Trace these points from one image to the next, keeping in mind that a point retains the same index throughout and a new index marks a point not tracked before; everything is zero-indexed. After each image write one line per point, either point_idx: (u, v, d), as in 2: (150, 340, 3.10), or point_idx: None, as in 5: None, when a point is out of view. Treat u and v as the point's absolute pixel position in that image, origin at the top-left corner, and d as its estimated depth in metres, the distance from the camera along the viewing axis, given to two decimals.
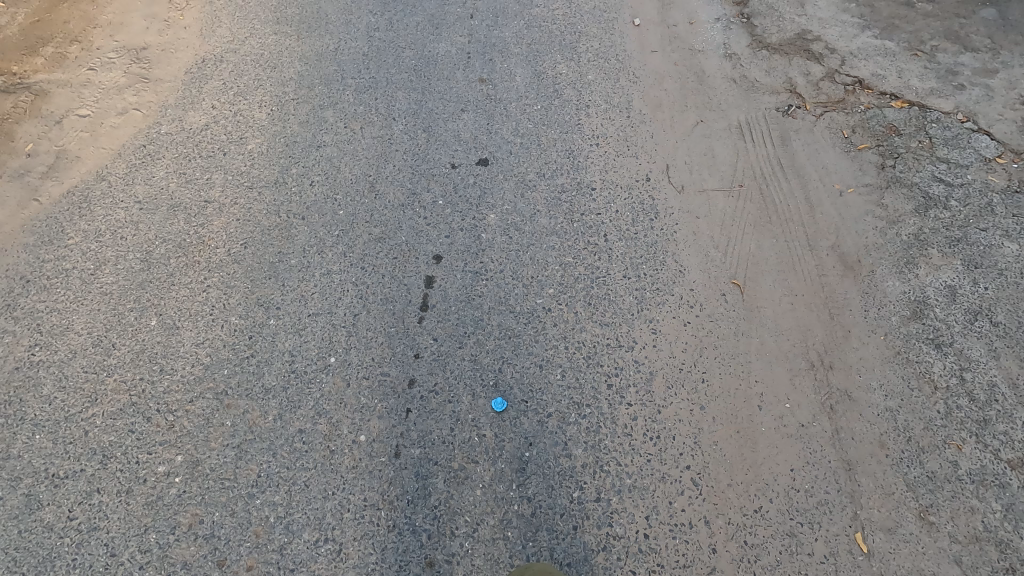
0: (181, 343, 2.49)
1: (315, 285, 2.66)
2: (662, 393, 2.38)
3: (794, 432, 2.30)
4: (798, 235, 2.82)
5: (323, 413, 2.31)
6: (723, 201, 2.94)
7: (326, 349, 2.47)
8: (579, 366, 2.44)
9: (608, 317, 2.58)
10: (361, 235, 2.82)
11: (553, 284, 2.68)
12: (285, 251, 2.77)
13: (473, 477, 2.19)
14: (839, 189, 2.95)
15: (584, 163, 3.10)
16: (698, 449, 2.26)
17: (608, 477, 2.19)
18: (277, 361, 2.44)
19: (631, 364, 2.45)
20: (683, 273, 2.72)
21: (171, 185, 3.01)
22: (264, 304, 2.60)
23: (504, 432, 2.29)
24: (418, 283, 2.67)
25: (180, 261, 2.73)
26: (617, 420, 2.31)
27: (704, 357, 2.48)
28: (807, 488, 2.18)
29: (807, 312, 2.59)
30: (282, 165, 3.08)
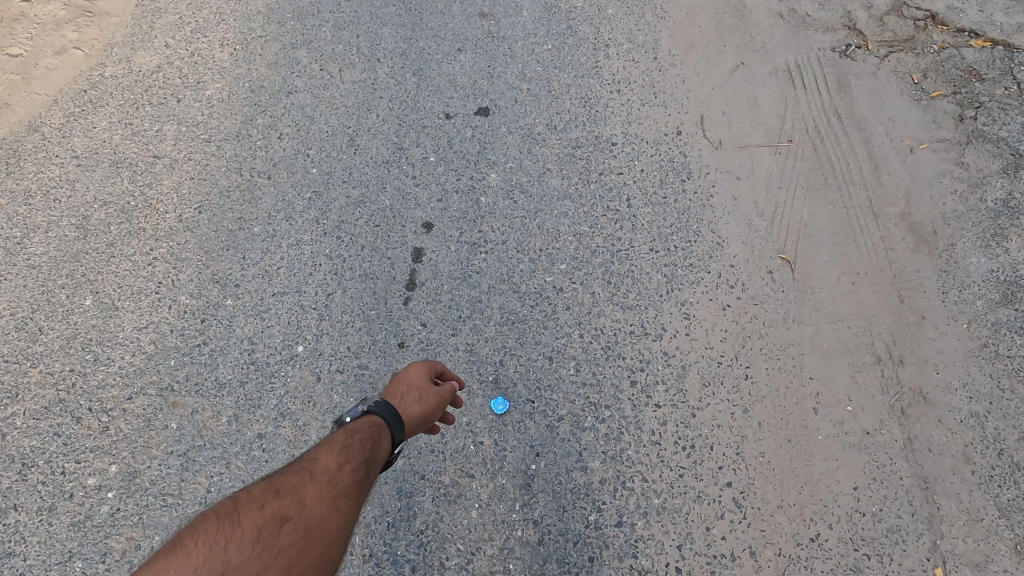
0: (120, 327, 2.08)
1: (281, 258, 2.23)
2: (697, 393, 1.97)
3: (857, 442, 1.90)
4: (860, 200, 2.34)
5: (287, 414, 1.92)
6: (769, 159, 2.46)
7: (293, 336, 2.07)
8: (597, 359, 2.02)
9: (631, 299, 2.15)
10: (338, 198, 2.37)
11: (566, 258, 2.24)
12: (246, 216, 2.32)
13: (467, 496, 1.81)
14: (910, 145, 2.45)
15: (603, 113, 2.60)
16: (741, 463, 1.86)
17: (632, 497, 1.80)
18: (234, 350, 2.04)
19: (659, 357, 2.03)
20: (722, 246, 2.27)
21: (114, 137, 2.54)
22: (220, 281, 2.17)
23: (506, 439, 1.89)
24: (404, 256, 2.24)
25: (121, 228, 2.30)
26: (643, 426, 1.91)
27: (747, 348, 2.05)
28: (875, 512, 1.80)
29: (871, 294, 2.15)
30: (246, 115, 2.60)
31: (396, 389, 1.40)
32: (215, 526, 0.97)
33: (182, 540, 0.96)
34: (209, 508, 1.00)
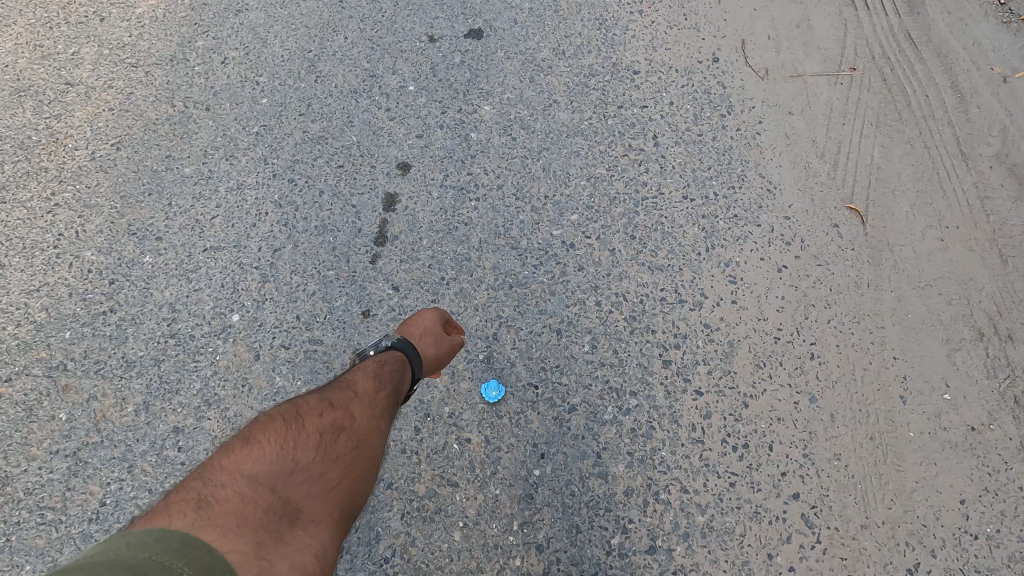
0: (4, 290, 1.62)
1: (217, 205, 1.76)
2: (748, 376, 1.52)
3: (960, 440, 1.46)
4: (944, 139, 1.88)
5: (213, 403, 1.47)
6: (827, 91, 1.99)
7: (227, 302, 1.60)
8: (619, 333, 1.57)
9: (661, 258, 1.69)
10: (292, 134, 1.89)
11: (578, 207, 1.77)
12: (177, 154, 1.85)
13: (449, 511, 1.37)
14: (1001, 75, 1.99)
15: (624, 37, 2.11)
16: (811, 467, 1.41)
17: (669, 514, 1.35)
18: (149, 319, 1.57)
19: (698, 331, 1.58)
20: (773, 193, 1.81)
21: (19, 61, 2.05)
22: (136, 233, 1.70)
23: (500, 436, 1.44)
24: (374, 204, 1.77)
25: (18, 169, 1.82)
26: (680, 420, 1.46)
27: (810, 321, 1.60)
28: (989, 533, 1.36)
29: (965, 253, 1.70)
30: (183, 35, 2.11)
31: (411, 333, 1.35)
32: (281, 427, 0.97)
33: (250, 435, 0.95)
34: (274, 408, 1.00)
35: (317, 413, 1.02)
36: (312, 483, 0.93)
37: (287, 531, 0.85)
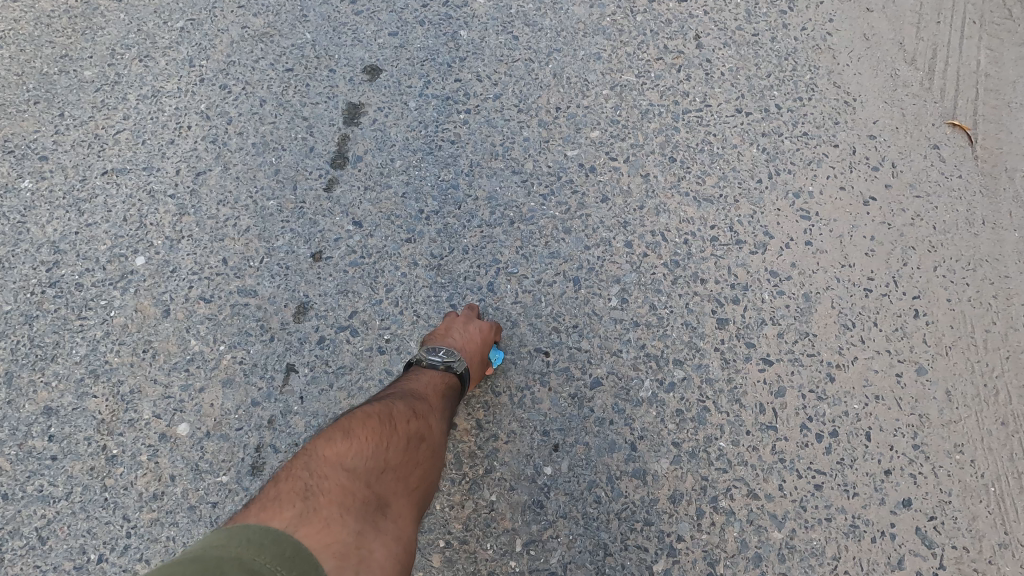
0: None
1: (123, 117, 1.33)
2: (833, 340, 1.12)
3: None
4: None
5: (103, 374, 1.07)
6: None
7: (131, 241, 1.19)
8: (657, 283, 1.17)
9: (710, 187, 1.28)
10: (226, 28, 1.45)
11: (599, 122, 1.35)
12: (74, 53, 1.41)
13: (427, 524, 0.99)
14: None
15: None
16: (924, 464, 1.03)
17: (731, 529, 0.98)
18: (23, 263, 1.17)
19: (763, 281, 1.18)
20: (853, 106, 1.39)
21: None
22: (14, 152, 1.29)
23: (498, 420, 1.05)
24: (331, 118, 1.35)
25: None
26: (743, 398, 1.07)
27: (912, 268, 1.20)
28: None
29: None
30: None
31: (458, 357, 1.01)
32: (373, 419, 0.82)
33: (344, 424, 0.80)
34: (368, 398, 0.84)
35: (404, 410, 0.87)
36: (402, 482, 0.81)
37: (381, 527, 0.74)
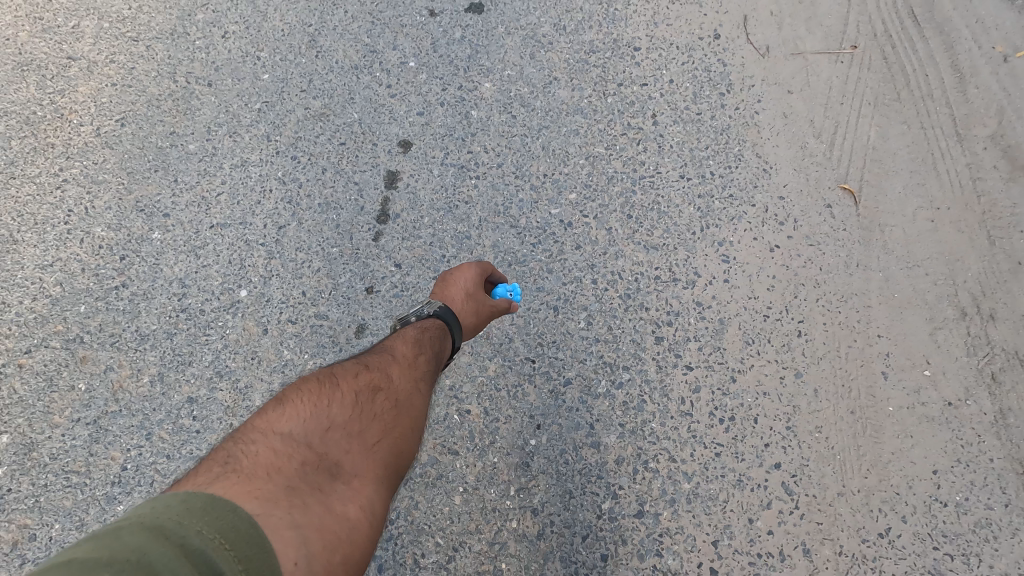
0: (19, 265, 1.67)
1: (222, 181, 1.79)
2: (737, 353, 1.57)
3: (936, 414, 1.52)
4: (940, 119, 1.89)
5: (225, 374, 1.54)
6: (829, 69, 1.99)
7: (235, 277, 1.66)
8: (613, 310, 1.62)
9: (656, 237, 1.73)
10: (295, 110, 1.91)
11: (576, 186, 1.80)
12: (181, 131, 1.87)
13: (450, 477, 1.45)
14: (1003, 53, 1.98)
15: (625, 13, 2.09)
16: (793, 439, 1.49)
17: (656, 481, 1.44)
18: (160, 294, 1.63)
19: (690, 309, 1.63)
20: (769, 172, 1.84)
21: (20, 34, 2.06)
22: (144, 209, 1.75)
23: (499, 407, 1.52)
24: (376, 182, 1.80)
25: (25, 144, 1.85)
26: (670, 393, 1.52)
27: (801, 300, 1.65)
28: (959, 501, 1.44)
29: (954, 235, 1.73)
30: (184, 9, 2.09)
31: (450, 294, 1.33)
32: (312, 392, 0.97)
33: (288, 400, 0.95)
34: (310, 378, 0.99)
35: (352, 381, 1.02)
36: (346, 441, 0.92)
37: (323, 484, 0.85)
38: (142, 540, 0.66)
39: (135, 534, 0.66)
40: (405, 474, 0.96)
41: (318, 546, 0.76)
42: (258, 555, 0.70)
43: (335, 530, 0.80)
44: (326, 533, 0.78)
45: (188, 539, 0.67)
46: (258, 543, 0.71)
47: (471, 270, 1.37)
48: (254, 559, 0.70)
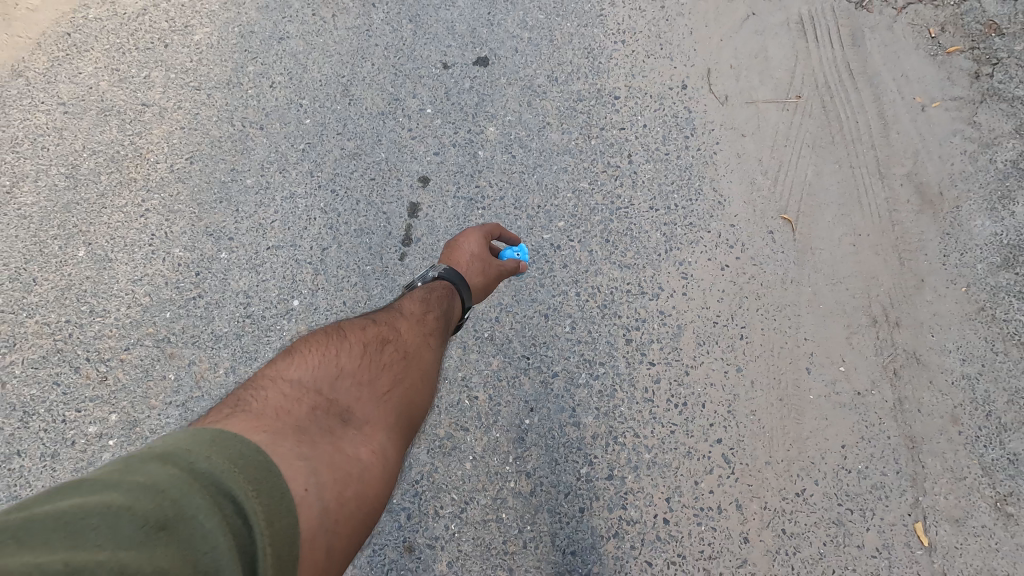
0: (114, 279, 2.07)
1: (275, 211, 2.19)
2: (691, 351, 1.97)
3: (847, 401, 1.92)
4: (866, 159, 2.28)
5: None
6: (777, 116, 2.37)
7: (289, 290, 2.07)
8: (592, 317, 2.02)
9: (629, 258, 2.12)
10: (332, 150, 2.31)
11: (564, 215, 2.20)
12: (239, 168, 2.27)
13: (462, 448, 1.85)
14: (921, 103, 2.37)
15: (607, 66, 2.46)
16: (732, 420, 1.88)
17: (624, 452, 1.84)
18: (229, 303, 2.04)
19: (655, 316, 2.03)
20: (723, 204, 2.22)
21: (102, 83, 2.46)
22: (213, 234, 2.15)
23: (500, 394, 1.92)
24: (401, 211, 2.20)
25: (112, 178, 2.25)
26: (637, 383, 1.93)
27: (744, 310, 2.04)
28: (861, 469, 1.83)
29: (872, 257, 2.11)
30: (238, 63, 2.49)
31: (459, 261, 1.66)
32: (320, 353, 1.17)
33: (298, 359, 1.15)
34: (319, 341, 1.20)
35: (356, 346, 1.22)
36: (350, 394, 1.11)
37: (331, 428, 1.03)
38: (152, 466, 0.79)
39: (146, 460, 0.80)
40: (405, 425, 1.15)
41: (326, 476, 0.93)
42: (264, 475, 0.85)
43: (343, 465, 0.97)
44: (334, 468, 0.95)
45: (195, 463, 0.81)
46: (265, 466, 0.86)
47: (474, 237, 1.70)
48: (262, 479, 0.84)
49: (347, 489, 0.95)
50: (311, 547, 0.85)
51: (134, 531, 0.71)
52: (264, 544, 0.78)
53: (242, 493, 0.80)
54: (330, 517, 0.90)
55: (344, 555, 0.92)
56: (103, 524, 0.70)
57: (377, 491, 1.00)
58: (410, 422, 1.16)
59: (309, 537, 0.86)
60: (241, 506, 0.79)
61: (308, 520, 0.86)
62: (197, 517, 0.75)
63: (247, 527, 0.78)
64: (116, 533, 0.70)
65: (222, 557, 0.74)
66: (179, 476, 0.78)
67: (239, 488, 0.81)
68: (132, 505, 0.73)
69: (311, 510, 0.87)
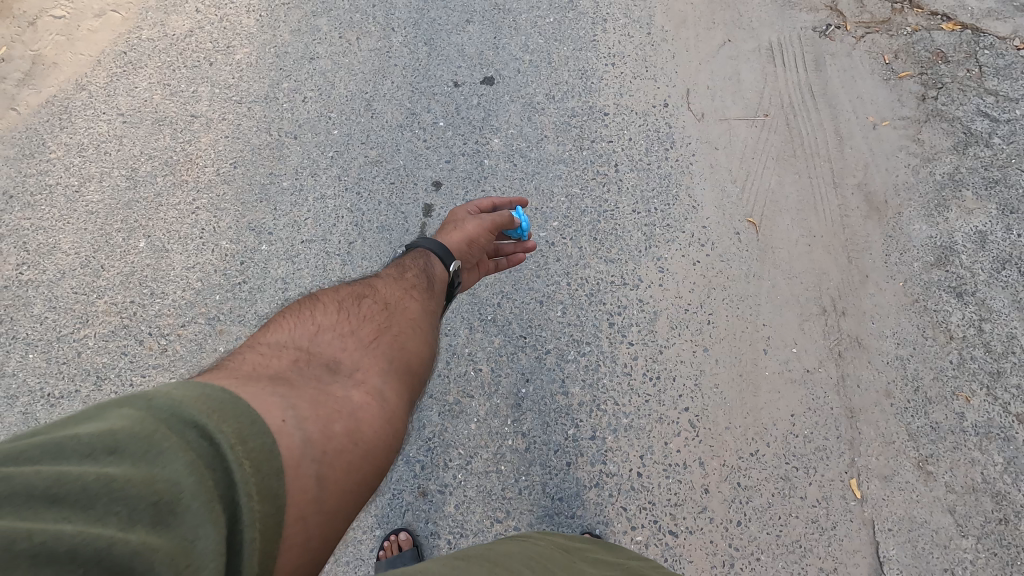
0: (171, 267, 2.43)
1: (308, 210, 2.54)
2: (665, 334, 2.30)
3: (798, 377, 2.24)
4: (823, 171, 2.58)
5: None
6: (745, 132, 2.65)
7: (321, 278, 2.42)
8: (581, 304, 2.36)
9: (613, 253, 2.45)
10: (357, 158, 2.65)
11: (558, 217, 2.51)
12: (277, 172, 2.61)
13: (468, 412, 2.19)
14: (873, 122, 2.65)
15: (599, 85, 2.78)
16: (698, 391, 2.22)
17: (605, 416, 2.19)
18: (270, 288, 2.41)
19: (635, 304, 2.36)
20: (696, 209, 2.53)
21: (154, 97, 2.76)
22: (255, 229, 2.50)
23: (501, 367, 2.25)
24: (416, 211, 2.55)
25: (167, 180, 2.60)
26: (617, 359, 2.26)
27: (711, 298, 2.36)
28: (806, 434, 2.16)
29: (824, 255, 2.42)
30: (273, 79, 2.80)
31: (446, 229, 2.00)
32: (299, 321, 1.33)
33: (279, 327, 1.30)
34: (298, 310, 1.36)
35: (333, 311, 1.39)
36: (332, 350, 1.26)
37: (318, 378, 1.16)
38: (109, 409, 0.85)
39: (103, 407, 0.86)
40: (390, 369, 1.30)
41: (313, 415, 1.04)
42: (228, 405, 0.90)
43: (332, 405, 1.10)
44: (322, 408, 1.08)
45: (151, 401, 0.86)
46: (230, 399, 0.92)
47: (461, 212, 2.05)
48: (226, 409, 0.90)
49: (332, 427, 1.06)
50: (298, 474, 0.93)
51: (80, 457, 0.77)
52: (234, 458, 0.84)
53: (205, 419, 0.86)
54: (317, 449, 1.00)
55: (341, 484, 1.02)
56: (47, 453, 0.77)
57: (365, 428, 1.12)
58: (394, 371, 1.30)
59: (294, 464, 0.93)
60: (203, 430, 0.85)
61: (292, 447, 0.95)
62: (150, 442, 0.80)
63: (210, 445, 0.84)
64: (59, 461, 0.76)
65: (179, 469, 0.79)
66: (135, 412, 0.84)
67: (199, 415, 0.86)
68: (76, 436, 0.79)
69: (292, 438, 0.96)
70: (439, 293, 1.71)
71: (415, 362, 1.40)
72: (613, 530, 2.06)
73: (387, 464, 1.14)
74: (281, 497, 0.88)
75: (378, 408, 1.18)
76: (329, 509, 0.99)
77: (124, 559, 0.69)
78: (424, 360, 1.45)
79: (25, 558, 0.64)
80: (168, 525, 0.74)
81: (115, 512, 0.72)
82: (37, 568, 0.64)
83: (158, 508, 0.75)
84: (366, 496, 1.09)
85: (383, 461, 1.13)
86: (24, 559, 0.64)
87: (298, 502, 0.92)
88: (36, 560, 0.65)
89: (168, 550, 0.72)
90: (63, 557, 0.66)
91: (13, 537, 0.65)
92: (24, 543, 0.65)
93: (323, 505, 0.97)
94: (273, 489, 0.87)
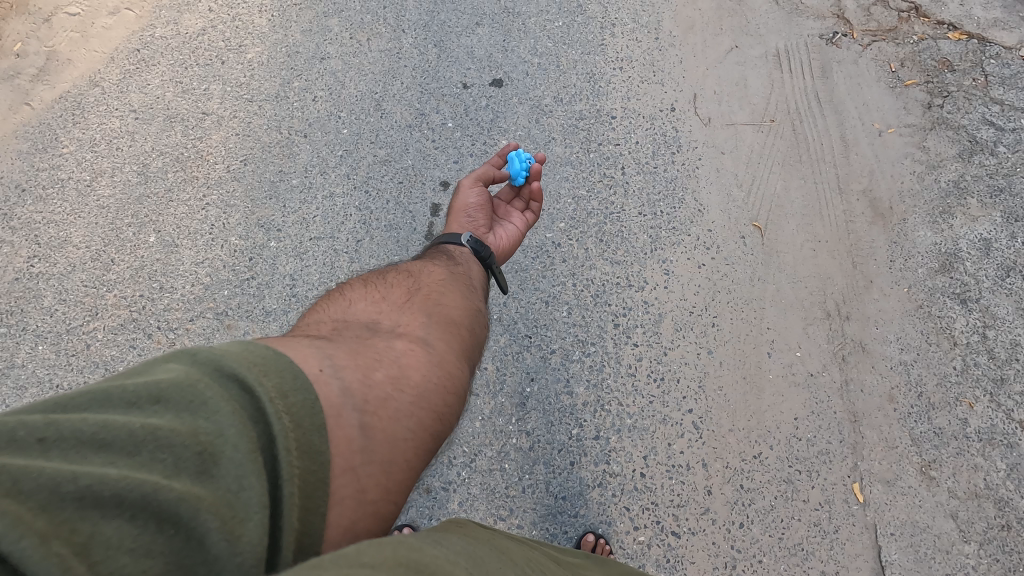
0: (180, 261, 2.46)
1: (317, 207, 2.56)
2: (670, 336, 2.32)
3: (802, 380, 2.25)
4: (829, 176, 2.59)
5: None
6: (751, 137, 2.67)
7: (328, 275, 2.45)
8: (587, 305, 2.37)
9: (619, 255, 2.46)
10: (366, 157, 2.67)
11: (564, 218, 2.52)
12: (286, 170, 2.64)
13: (473, 410, 2.21)
14: (879, 129, 2.66)
15: (607, 89, 2.80)
16: (702, 393, 2.23)
17: (609, 416, 2.20)
18: (277, 284, 2.43)
19: (640, 305, 2.37)
20: (702, 212, 2.54)
21: (166, 94, 2.78)
22: (264, 226, 2.53)
23: (506, 365, 2.27)
24: (425, 210, 2.57)
25: (177, 175, 2.62)
26: (621, 360, 2.28)
27: (716, 301, 2.37)
28: (810, 437, 2.17)
29: (828, 260, 2.43)
30: (284, 78, 2.83)
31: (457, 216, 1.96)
32: (333, 301, 1.42)
33: (316, 309, 1.39)
34: (330, 293, 1.45)
35: (364, 286, 1.48)
36: (368, 315, 1.34)
37: (356, 335, 1.23)
38: (156, 365, 0.91)
39: (153, 362, 0.93)
40: (427, 321, 1.36)
41: (353, 363, 1.10)
42: (267, 360, 0.95)
43: (374, 355, 1.16)
44: (362, 357, 1.14)
45: (194, 356, 0.91)
46: (270, 354, 0.96)
47: (461, 195, 2.00)
48: (264, 362, 0.94)
49: (374, 376, 1.11)
50: (341, 422, 0.99)
51: (128, 406, 0.84)
52: (274, 411, 0.89)
53: (244, 370, 0.91)
54: (359, 398, 1.05)
55: (389, 428, 1.07)
56: (98, 402, 0.84)
57: (409, 373, 1.17)
58: (432, 324, 1.35)
59: (336, 413, 0.98)
60: (244, 383, 0.89)
61: (332, 392, 1.00)
62: (194, 392, 0.86)
63: (251, 398, 0.89)
64: (109, 409, 0.83)
65: (221, 422, 0.84)
66: (180, 367, 0.90)
67: (239, 368, 0.91)
68: (124, 387, 0.85)
69: (330, 388, 1.01)
70: (463, 261, 1.76)
71: (453, 314, 1.44)
72: (616, 529, 2.06)
73: (441, 407, 1.18)
74: (321, 451, 0.92)
75: (420, 356, 1.22)
76: (383, 455, 1.04)
77: (167, 505, 0.76)
78: (464, 312, 1.49)
79: (72, 500, 0.72)
80: (210, 475, 0.80)
81: (160, 460, 0.79)
82: (83, 512, 0.72)
83: (201, 459, 0.81)
84: (425, 438, 1.13)
85: (436, 401, 1.18)
86: (72, 501, 0.72)
87: (343, 452, 0.97)
88: (84, 503, 0.73)
89: (210, 500, 0.78)
90: (109, 502, 0.74)
91: (61, 480, 0.73)
92: (71, 486, 0.73)
93: (372, 452, 1.02)
94: (313, 442, 0.92)
